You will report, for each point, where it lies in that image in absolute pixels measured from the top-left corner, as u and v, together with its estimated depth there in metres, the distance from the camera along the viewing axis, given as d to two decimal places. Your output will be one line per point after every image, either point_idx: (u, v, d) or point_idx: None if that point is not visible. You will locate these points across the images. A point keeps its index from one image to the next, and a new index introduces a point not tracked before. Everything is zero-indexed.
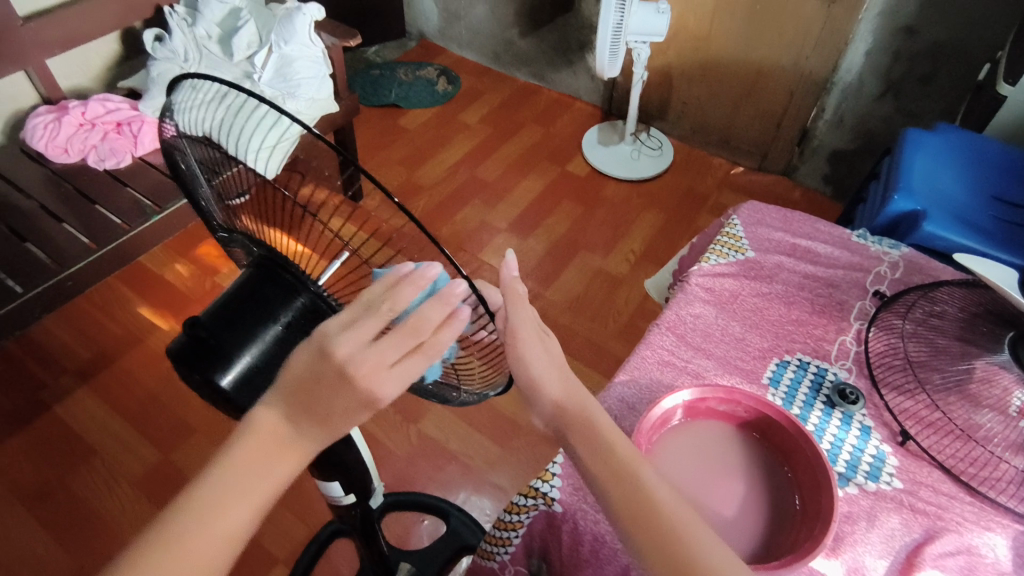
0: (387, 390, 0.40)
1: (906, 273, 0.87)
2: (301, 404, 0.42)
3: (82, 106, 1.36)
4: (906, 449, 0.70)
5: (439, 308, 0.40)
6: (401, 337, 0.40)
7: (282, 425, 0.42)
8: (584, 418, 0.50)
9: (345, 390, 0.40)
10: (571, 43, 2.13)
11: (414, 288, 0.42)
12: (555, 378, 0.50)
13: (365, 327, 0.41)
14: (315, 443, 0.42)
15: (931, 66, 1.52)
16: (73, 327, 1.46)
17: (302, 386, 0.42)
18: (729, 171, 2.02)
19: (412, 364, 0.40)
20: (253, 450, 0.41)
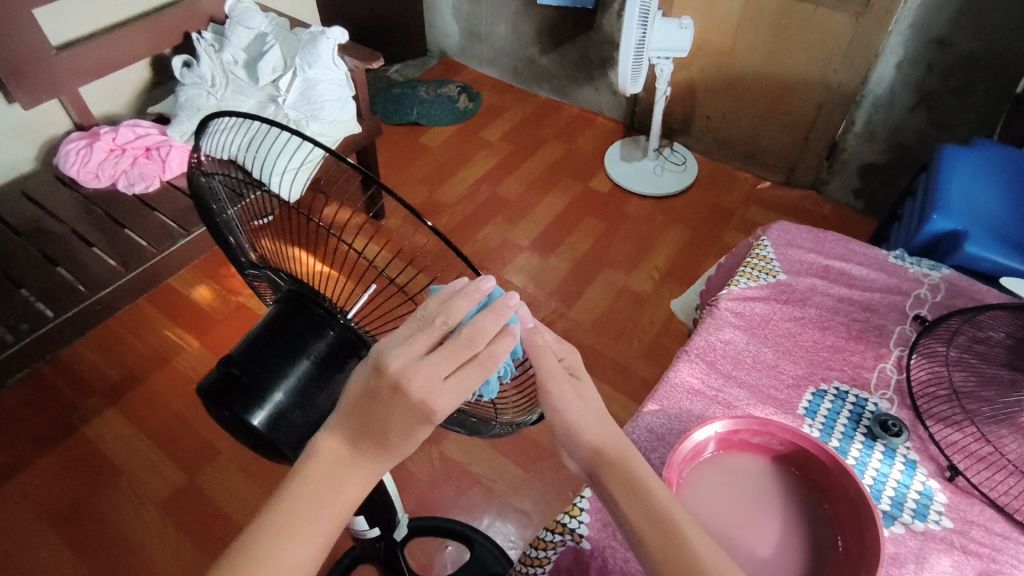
0: (447, 401, 0.38)
1: (948, 296, 0.84)
2: (360, 430, 0.39)
3: (113, 132, 1.39)
4: (955, 486, 0.66)
5: (493, 319, 0.40)
6: (458, 346, 0.39)
7: (344, 445, 0.40)
8: (623, 462, 0.47)
9: (400, 408, 0.38)
10: (592, 59, 2.12)
11: (467, 301, 0.41)
12: (590, 420, 0.48)
13: (420, 341, 0.39)
14: (377, 466, 0.39)
15: (967, 77, 1.48)
16: (102, 348, 1.48)
17: (360, 411, 0.39)
18: (755, 185, 1.98)
19: (468, 376, 0.39)
20: (316, 471, 0.39)
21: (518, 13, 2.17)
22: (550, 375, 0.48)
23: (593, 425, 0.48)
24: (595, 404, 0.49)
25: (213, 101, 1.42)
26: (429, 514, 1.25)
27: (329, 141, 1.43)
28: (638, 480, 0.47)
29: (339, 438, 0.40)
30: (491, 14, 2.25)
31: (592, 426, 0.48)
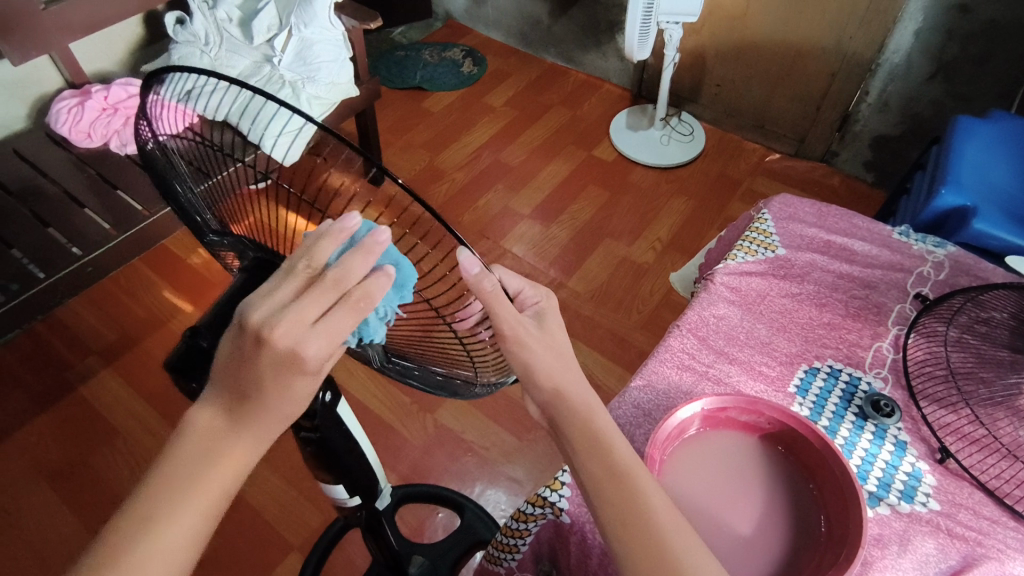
0: (316, 347, 0.36)
1: (952, 275, 0.81)
2: (242, 391, 0.37)
3: (105, 90, 1.34)
4: (944, 468, 0.65)
5: (361, 258, 0.37)
6: (321, 293, 0.36)
7: (217, 419, 0.38)
8: (575, 395, 0.47)
9: (268, 363, 0.36)
10: (600, 23, 2.05)
11: (332, 240, 0.38)
12: (554, 363, 0.47)
13: (282, 291, 0.37)
14: (260, 427, 0.38)
15: (987, 45, 1.42)
16: (99, 309, 1.48)
17: (240, 373, 0.37)
18: (764, 156, 1.93)
19: (338, 320, 0.36)
20: (191, 446, 0.37)
21: None
22: (510, 325, 0.44)
23: (558, 359, 0.48)
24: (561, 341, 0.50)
25: (207, 60, 1.39)
26: (421, 480, 1.26)
27: (324, 103, 1.40)
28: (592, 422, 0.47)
29: (216, 403, 0.38)
30: None
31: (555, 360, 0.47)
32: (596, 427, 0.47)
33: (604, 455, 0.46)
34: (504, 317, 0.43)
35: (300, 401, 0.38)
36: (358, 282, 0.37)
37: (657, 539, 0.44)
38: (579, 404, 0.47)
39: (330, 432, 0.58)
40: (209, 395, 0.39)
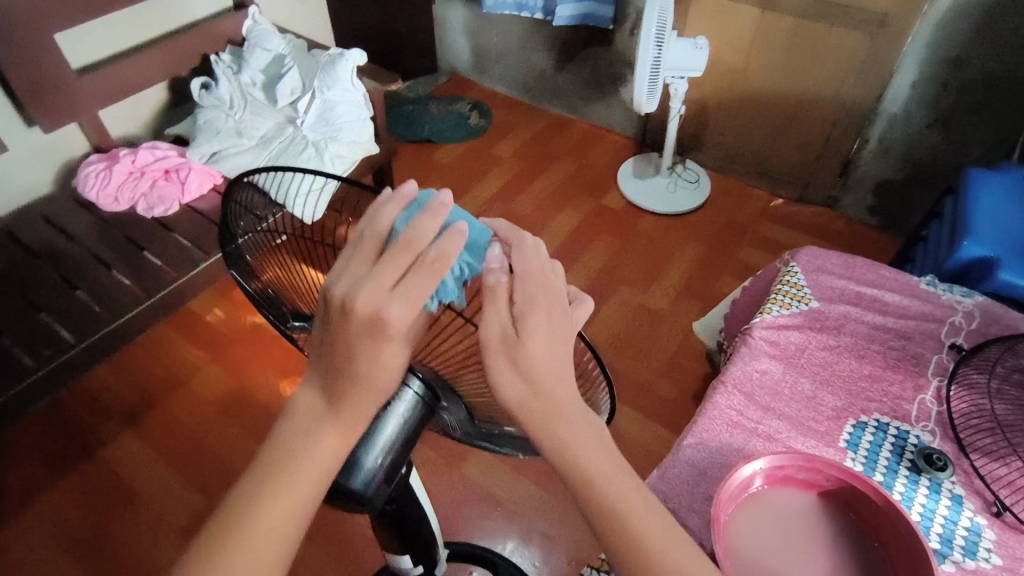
0: (399, 307, 0.37)
1: (983, 324, 0.83)
2: (334, 369, 0.40)
3: (132, 154, 1.38)
4: (1002, 522, 0.65)
5: (427, 217, 0.39)
6: (393, 256, 0.38)
7: (319, 394, 0.41)
8: (557, 414, 0.40)
9: (356, 330, 0.38)
10: (604, 76, 2.13)
11: (397, 210, 0.42)
12: (520, 376, 0.40)
13: (359, 261, 0.40)
14: (360, 398, 0.40)
15: (983, 96, 1.50)
16: (119, 369, 1.48)
17: (331, 355, 0.40)
18: (769, 202, 1.97)
19: (414, 280, 0.37)
20: (298, 419, 0.41)
21: (530, 29, 2.18)
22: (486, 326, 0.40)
23: (553, 362, 0.40)
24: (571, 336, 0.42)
25: (231, 123, 1.43)
26: (452, 538, 1.24)
27: (346, 162, 1.43)
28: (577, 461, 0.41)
29: (317, 384, 0.42)
30: (502, 31, 2.26)
31: (547, 358, 0.40)
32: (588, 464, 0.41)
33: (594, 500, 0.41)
34: (487, 316, 0.40)
35: (393, 370, 0.40)
36: (429, 241, 0.39)
37: None
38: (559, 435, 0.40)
39: (404, 504, 0.59)
40: (312, 372, 0.42)
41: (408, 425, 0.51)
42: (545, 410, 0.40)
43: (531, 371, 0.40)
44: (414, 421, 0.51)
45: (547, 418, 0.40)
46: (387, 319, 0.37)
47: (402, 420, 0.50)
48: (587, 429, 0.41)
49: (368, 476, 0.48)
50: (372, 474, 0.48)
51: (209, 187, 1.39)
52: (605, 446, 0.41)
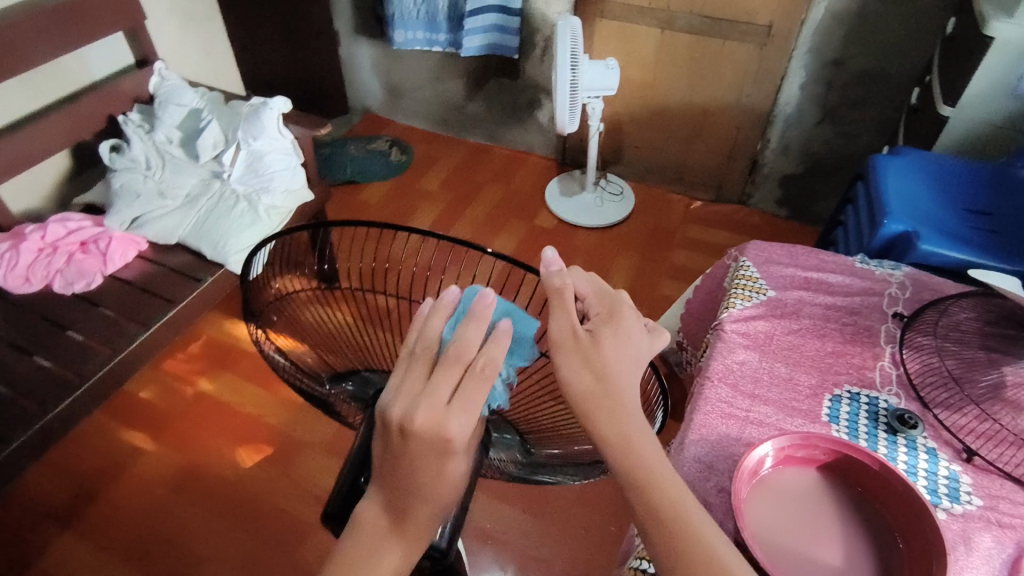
0: (460, 422, 0.37)
1: (915, 292, 0.93)
2: (399, 493, 0.39)
3: (40, 230, 1.29)
4: (974, 466, 0.72)
5: (474, 328, 0.39)
6: (447, 368, 0.38)
7: (382, 518, 0.41)
8: (619, 410, 0.43)
9: (418, 451, 0.37)
10: (519, 102, 2.19)
11: (442, 315, 0.42)
12: (580, 370, 0.43)
13: (412, 377, 0.39)
14: (421, 522, 0.39)
15: (861, 92, 1.69)
16: (53, 470, 1.39)
17: (393, 470, 0.39)
18: (689, 205, 2.10)
19: (468, 390, 0.37)
20: (359, 545, 0.40)
21: (441, 64, 2.21)
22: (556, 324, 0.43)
23: (617, 364, 0.43)
24: (637, 344, 0.45)
25: (151, 184, 1.38)
26: None
27: (281, 212, 1.41)
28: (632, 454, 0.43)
29: (380, 499, 0.41)
30: (413, 67, 2.28)
31: (614, 363, 0.43)
32: (641, 460, 0.43)
33: (643, 492, 0.43)
34: (556, 315, 0.43)
35: (455, 482, 0.39)
36: (478, 349, 0.39)
37: None
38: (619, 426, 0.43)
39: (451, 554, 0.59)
40: (374, 490, 0.41)
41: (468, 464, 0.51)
42: (609, 402, 0.43)
43: (599, 373, 0.43)
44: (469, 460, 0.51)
45: (609, 411, 0.43)
46: (452, 437, 0.37)
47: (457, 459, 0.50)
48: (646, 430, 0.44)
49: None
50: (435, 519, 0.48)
51: (133, 253, 1.33)
52: (658, 451, 0.44)
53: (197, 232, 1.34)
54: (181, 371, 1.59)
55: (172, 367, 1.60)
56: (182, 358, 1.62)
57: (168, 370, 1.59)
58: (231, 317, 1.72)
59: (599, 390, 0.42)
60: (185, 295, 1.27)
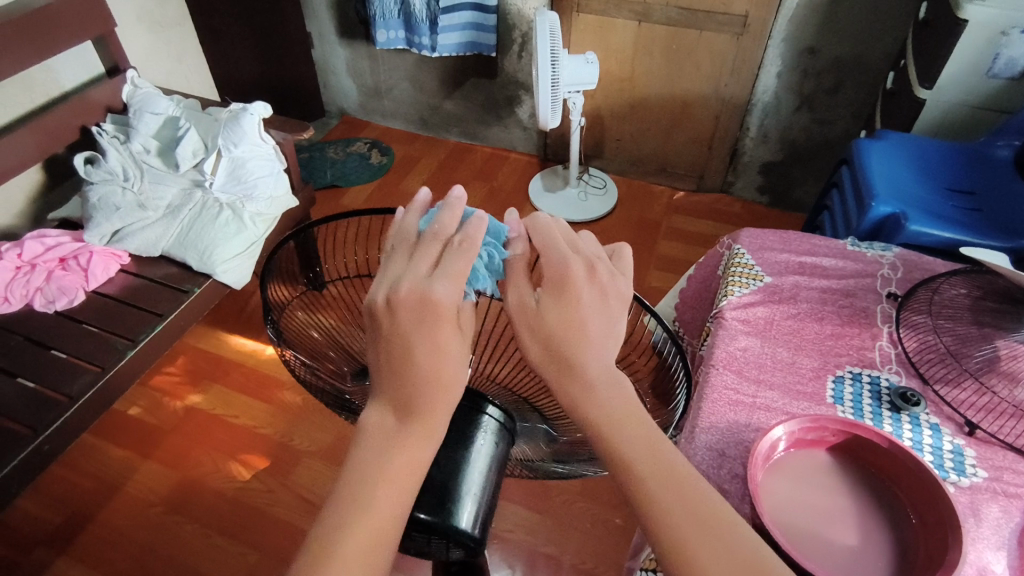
0: (443, 284, 0.42)
1: (907, 272, 0.95)
2: (397, 383, 0.42)
3: (16, 247, 1.25)
4: (976, 439, 0.74)
5: (449, 216, 0.46)
6: (427, 248, 0.45)
7: (386, 417, 0.42)
8: (574, 377, 0.44)
9: (408, 320, 0.41)
10: (498, 99, 2.19)
11: (417, 216, 0.49)
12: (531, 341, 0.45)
13: (396, 264, 0.45)
14: (434, 411, 0.42)
15: (836, 78, 1.72)
16: (40, 495, 1.35)
17: (390, 356, 0.42)
18: (672, 196, 2.11)
19: (452, 258, 0.43)
20: (369, 444, 0.42)
21: (418, 63, 2.19)
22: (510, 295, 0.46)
23: (565, 327, 0.44)
24: (605, 310, 0.46)
25: (130, 195, 1.34)
26: None
27: (267, 219, 1.42)
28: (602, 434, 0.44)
29: (384, 397, 0.42)
30: (389, 68, 2.26)
31: (563, 327, 0.44)
32: (613, 424, 0.44)
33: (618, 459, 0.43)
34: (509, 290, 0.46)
35: (457, 361, 0.42)
36: (455, 231, 0.46)
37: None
38: (579, 405, 0.44)
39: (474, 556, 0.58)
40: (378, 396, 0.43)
41: (494, 454, 0.53)
42: (562, 369, 0.44)
43: (542, 339, 0.44)
44: (497, 451, 0.53)
45: (565, 380, 0.44)
46: (433, 295, 0.41)
47: (486, 449, 0.52)
48: (605, 397, 0.44)
49: (464, 510, 0.50)
50: (469, 508, 0.50)
51: (116, 268, 1.30)
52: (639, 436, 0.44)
53: (181, 243, 1.32)
54: (168, 385, 1.55)
55: (159, 382, 1.56)
56: (168, 372, 1.58)
57: (154, 385, 1.55)
58: (216, 328, 1.69)
59: (546, 357, 0.44)
60: (173, 308, 1.24)
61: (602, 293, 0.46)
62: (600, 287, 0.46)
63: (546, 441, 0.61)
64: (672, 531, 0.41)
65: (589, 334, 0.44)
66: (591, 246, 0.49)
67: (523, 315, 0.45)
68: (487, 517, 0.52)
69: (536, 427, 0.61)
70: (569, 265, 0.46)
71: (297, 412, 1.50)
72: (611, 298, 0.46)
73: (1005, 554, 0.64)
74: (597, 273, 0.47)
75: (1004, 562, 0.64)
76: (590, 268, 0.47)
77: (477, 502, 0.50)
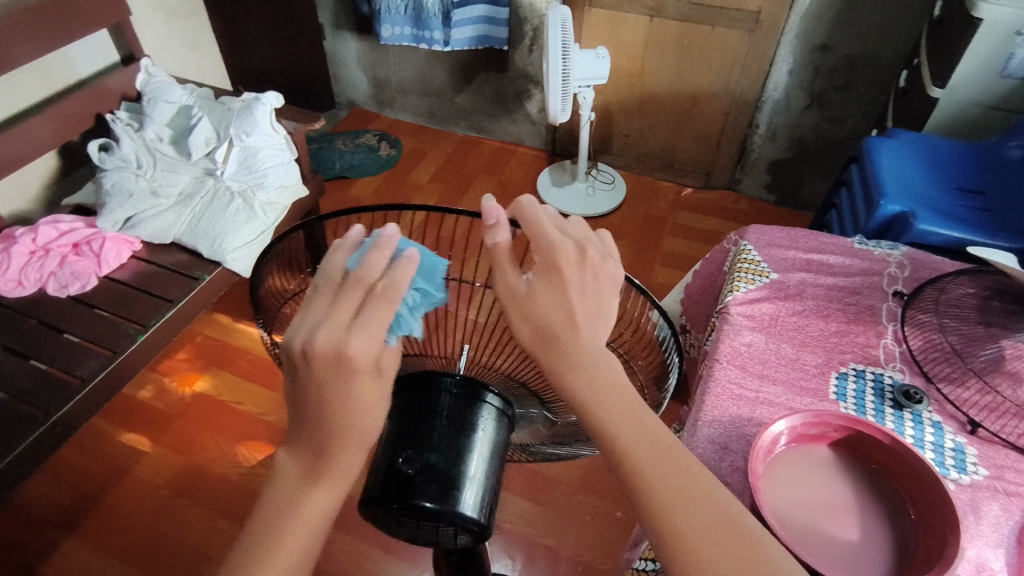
0: (358, 339, 0.40)
1: (914, 270, 0.95)
2: (312, 424, 0.42)
3: (30, 232, 1.27)
4: (979, 437, 0.74)
5: (379, 254, 0.43)
6: (351, 292, 0.42)
7: (300, 464, 0.43)
8: (569, 359, 0.44)
9: (326, 372, 0.40)
10: (508, 93, 2.19)
11: (348, 253, 0.45)
12: (524, 323, 0.45)
13: (321, 302, 0.42)
14: (339, 474, 0.43)
15: (848, 76, 1.71)
16: (51, 476, 1.37)
17: (308, 409, 0.42)
18: (679, 192, 2.11)
19: (372, 312, 0.40)
20: (280, 492, 0.43)
21: (429, 56, 2.20)
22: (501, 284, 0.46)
23: (556, 313, 0.45)
24: (599, 288, 0.46)
25: (143, 182, 1.36)
26: None
27: (277, 208, 1.43)
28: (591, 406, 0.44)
29: (299, 447, 0.43)
30: (400, 60, 2.26)
31: (554, 314, 0.45)
32: (621, 410, 0.44)
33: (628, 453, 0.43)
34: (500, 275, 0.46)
35: (366, 408, 0.42)
36: (381, 272, 0.42)
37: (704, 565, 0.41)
38: (567, 381, 0.44)
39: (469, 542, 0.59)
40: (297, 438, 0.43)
41: (495, 441, 0.54)
42: (553, 350, 0.45)
43: (534, 324, 0.45)
44: (498, 437, 0.55)
45: (557, 360, 0.44)
46: (348, 351, 0.40)
47: (487, 436, 0.54)
48: (595, 372, 0.44)
49: (468, 496, 0.51)
50: (472, 495, 0.51)
51: (127, 254, 1.32)
52: (635, 432, 0.44)
53: (192, 230, 1.34)
54: (176, 371, 1.57)
55: (167, 368, 1.58)
56: (177, 358, 1.60)
57: (163, 371, 1.57)
58: (225, 316, 1.71)
59: (538, 341, 0.45)
60: (184, 294, 1.26)
61: (593, 275, 0.46)
62: (591, 271, 0.46)
63: (546, 425, 0.64)
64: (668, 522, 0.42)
65: (581, 318, 0.45)
66: (580, 230, 0.50)
67: (515, 302, 0.45)
68: (492, 503, 0.53)
69: (535, 413, 0.62)
70: (557, 250, 0.46)
71: None
72: (605, 286, 0.47)
73: (1004, 551, 0.65)
74: (588, 258, 0.47)
75: (1003, 559, 0.64)
76: (581, 254, 0.47)
77: (481, 488, 0.52)
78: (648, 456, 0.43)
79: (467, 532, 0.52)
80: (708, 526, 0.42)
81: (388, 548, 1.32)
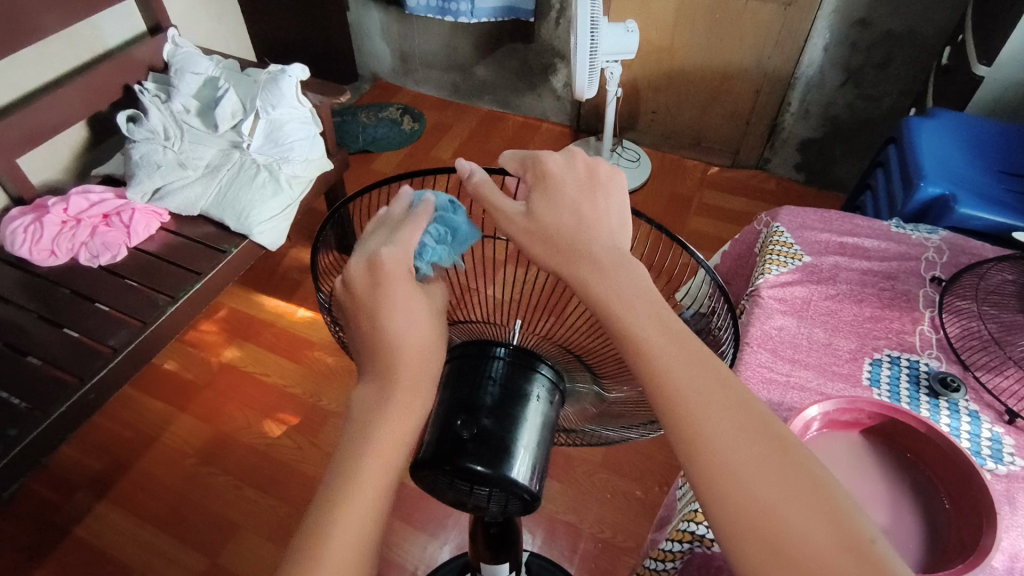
0: (388, 250, 0.47)
1: (953, 256, 0.92)
2: (370, 348, 0.47)
3: (62, 202, 1.28)
4: (1016, 427, 0.73)
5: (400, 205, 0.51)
6: (384, 229, 0.50)
7: (378, 390, 0.46)
8: (582, 262, 0.46)
9: (370, 288, 0.47)
10: (533, 67, 2.15)
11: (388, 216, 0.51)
12: (529, 234, 0.48)
13: (377, 237, 0.49)
14: (415, 385, 0.46)
15: (887, 52, 1.65)
16: (83, 442, 1.41)
17: (368, 331, 0.47)
18: (705, 171, 2.08)
19: (409, 231, 0.48)
20: (360, 418, 0.46)
21: (453, 28, 2.16)
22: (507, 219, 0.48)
23: (565, 219, 0.47)
24: (602, 209, 0.49)
25: (171, 154, 1.37)
26: None
27: (302, 181, 1.44)
28: (616, 312, 0.45)
29: (370, 375, 0.47)
30: (424, 32, 2.23)
31: (561, 220, 0.47)
32: (626, 307, 0.45)
33: (638, 354, 0.44)
34: (502, 214, 0.49)
35: (418, 318, 0.47)
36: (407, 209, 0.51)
37: (736, 466, 0.41)
38: (591, 286, 0.46)
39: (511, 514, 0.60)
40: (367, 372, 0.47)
41: (547, 412, 0.54)
42: (563, 256, 0.46)
43: (543, 235, 0.47)
44: (550, 409, 0.55)
45: (573, 264, 0.46)
46: (379, 259, 0.47)
47: (539, 406, 0.54)
48: (613, 282, 0.45)
49: (517, 460, 0.51)
50: (521, 458, 0.51)
51: (156, 226, 1.33)
52: (657, 335, 0.45)
53: (219, 203, 1.35)
54: (204, 343, 1.60)
55: (194, 338, 1.61)
56: (203, 330, 1.63)
57: (190, 341, 1.60)
58: (250, 288, 1.73)
59: (549, 249, 0.47)
60: (212, 267, 1.27)
61: (596, 187, 0.49)
62: (585, 176, 0.50)
63: (593, 400, 0.64)
64: (688, 430, 0.43)
65: (591, 223, 0.47)
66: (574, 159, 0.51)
67: (524, 224, 0.48)
68: (542, 470, 0.53)
69: (585, 389, 0.63)
70: (543, 160, 0.50)
71: (327, 373, 1.54)
72: (598, 189, 0.49)
73: None
74: (581, 171, 0.50)
75: None
76: (567, 156, 0.51)
77: (531, 455, 0.52)
78: (687, 379, 0.44)
79: (516, 497, 0.52)
80: (715, 405, 0.43)
81: (410, 519, 1.34)
